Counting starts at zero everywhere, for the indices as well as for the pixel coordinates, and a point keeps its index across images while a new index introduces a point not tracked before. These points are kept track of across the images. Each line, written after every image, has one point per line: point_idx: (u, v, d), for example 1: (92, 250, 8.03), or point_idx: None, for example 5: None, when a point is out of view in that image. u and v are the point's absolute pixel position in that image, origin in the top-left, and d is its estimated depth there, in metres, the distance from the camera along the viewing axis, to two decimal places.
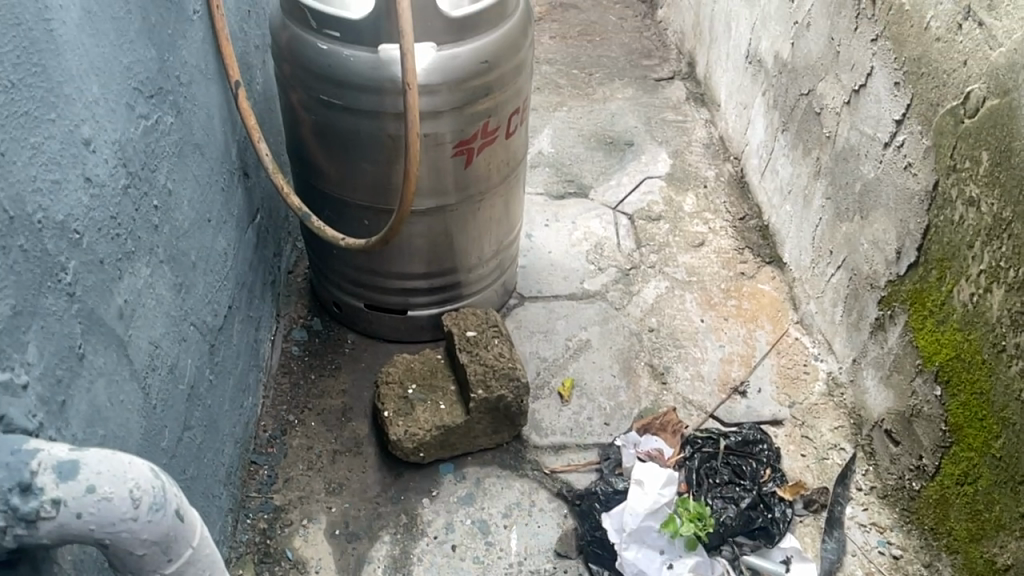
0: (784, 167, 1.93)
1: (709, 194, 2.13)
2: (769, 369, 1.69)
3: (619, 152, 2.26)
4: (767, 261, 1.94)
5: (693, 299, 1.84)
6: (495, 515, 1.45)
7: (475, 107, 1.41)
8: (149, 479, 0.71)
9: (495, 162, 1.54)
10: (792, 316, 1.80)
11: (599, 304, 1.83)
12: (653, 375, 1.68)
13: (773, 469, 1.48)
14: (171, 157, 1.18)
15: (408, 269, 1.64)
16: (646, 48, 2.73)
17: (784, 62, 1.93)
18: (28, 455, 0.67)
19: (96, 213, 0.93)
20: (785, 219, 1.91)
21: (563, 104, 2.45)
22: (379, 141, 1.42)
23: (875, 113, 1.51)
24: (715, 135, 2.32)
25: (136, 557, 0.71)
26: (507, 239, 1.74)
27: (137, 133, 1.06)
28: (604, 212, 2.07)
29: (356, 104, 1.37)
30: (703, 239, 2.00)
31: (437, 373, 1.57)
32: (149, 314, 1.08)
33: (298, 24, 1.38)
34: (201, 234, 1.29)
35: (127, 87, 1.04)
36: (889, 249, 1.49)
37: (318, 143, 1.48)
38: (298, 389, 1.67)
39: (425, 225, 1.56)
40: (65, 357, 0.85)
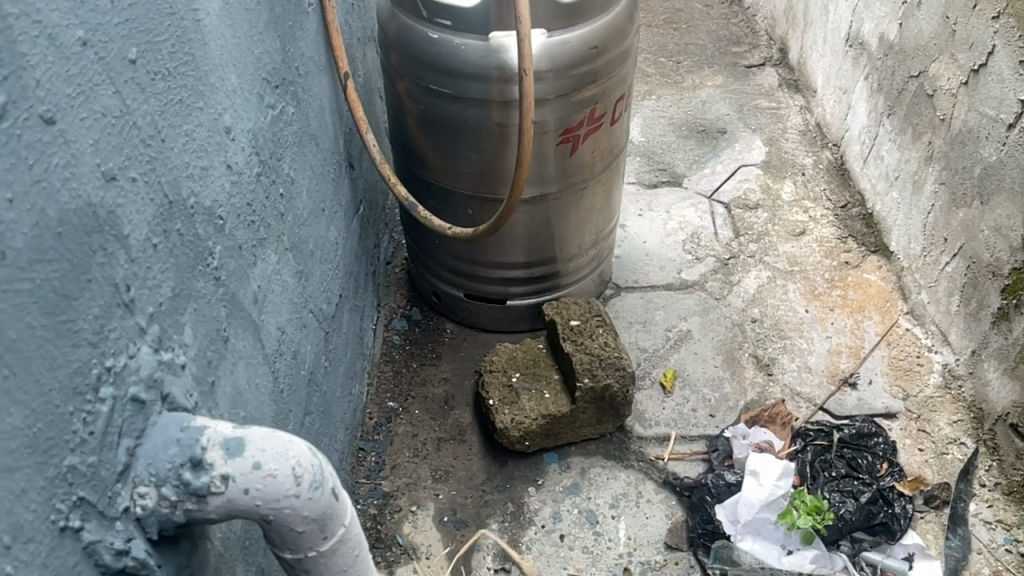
0: (889, 152, 1.87)
1: (808, 182, 2.08)
2: (880, 361, 1.64)
3: (712, 141, 2.22)
4: (872, 250, 1.88)
5: (797, 290, 1.80)
6: (602, 505, 1.44)
7: (582, 94, 1.40)
8: (309, 457, 0.72)
9: (599, 150, 1.53)
10: (901, 306, 1.74)
11: (698, 295, 1.80)
12: (758, 366, 1.65)
13: (891, 463, 1.43)
14: (293, 147, 1.20)
15: (510, 258, 1.64)
16: (735, 35, 2.67)
17: (890, 44, 1.87)
18: (197, 432, 0.70)
19: (235, 199, 0.95)
20: (891, 206, 1.85)
21: (652, 92, 2.42)
22: (486, 130, 1.42)
23: (997, 94, 1.45)
24: (811, 122, 2.26)
25: (296, 534, 0.73)
26: (606, 229, 1.72)
27: (266, 122, 1.08)
28: (699, 201, 2.04)
29: (464, 92, 1.38)
30: (803, 228, 1.95)
31: (540, 363, 1.57)
32: (277, 300, 1.10)
33: (408, 14, 1.39)
34: (317, 223, 1.32)
35: (257, 77, 1.06)
36: (1014, 235, 1.42)
37: (425, 133, 1.49)
38: (401, 377, 1.69)
39: (529, 214, 1.56)
40: (213, 339, 0.87)
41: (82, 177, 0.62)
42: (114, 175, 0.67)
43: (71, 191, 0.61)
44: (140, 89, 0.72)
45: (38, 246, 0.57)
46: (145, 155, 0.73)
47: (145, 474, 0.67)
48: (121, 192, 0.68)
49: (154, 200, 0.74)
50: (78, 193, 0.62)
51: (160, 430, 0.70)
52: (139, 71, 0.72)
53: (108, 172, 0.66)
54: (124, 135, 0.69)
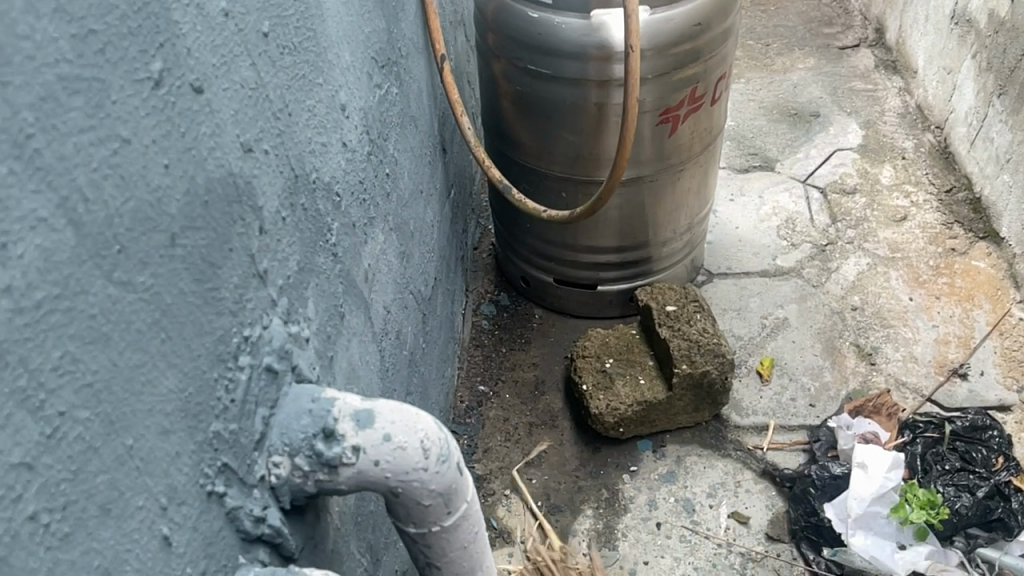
0: (1000, 133, 1.78)
1: (909, 165, 1.99)
2: (992, 351, 1.57)
3: (805, 124, 2.15)
4: (980, 236, 1.79)
5: (899, 277, 1.73)
6: (700, 494, 1.41)
7: (683, 72, 1.37)
8: (436, 431, 0.72)
9: (698, 131, 1.49)
10: (1014, 295, 1.66)
11: (795, 282, 1.75)
12: (860, 355, 1.59)
13: (1006, 457, 1.35)
14: (397, 128, 1.20)
15: (603, 242, 1.61)
16: (826, 15, 2.59)
17: (1002, 20, 1.78)
18: (328, 403, 0.70)
19: (350, 177, 0.96)
20: (1001, 189, 1.76)
21: (742, 76, 2.36)
22: (584, 111, 1.40)
23: None
24: (911, 104, 2.17)
25: (422, 507, 0.72)
26: (701, 213, 1.68)
27: (374, 101, 1.08)
28: (794, 186, 1.98)
29: (563, 72, 1.36)
30: (905, 213, 1.88)
31: (634, 349, 1.55)
32: (383, 280, 1.11)
33: None
34: (416, 205, 1.32)
35: (367, 56, 1.06)
36: None
37: (520, 114, 1.48)
38: (491, 362, 1.69)
39: (624, 197, 1.53)
40: (331, 315, 0.88)
41: (225, 147, 0.63)
42: (251, 147, 0.68)
43: (217, 160, 0.61)
44: (271, 63, 0.73)
45: (189, 213, 0.57)
46: (275, 129, 0.74)
47: (279, 444, 0.68)
48: (257, 163, 0.69)
49: (283, 173, 0.75)
50: (222, 162, 0.62)
51: (292, 401, 0.70)
52: (270, 44, 0.73)
53: (246, 143, 0.67)
54: (259, 108, 0.70)
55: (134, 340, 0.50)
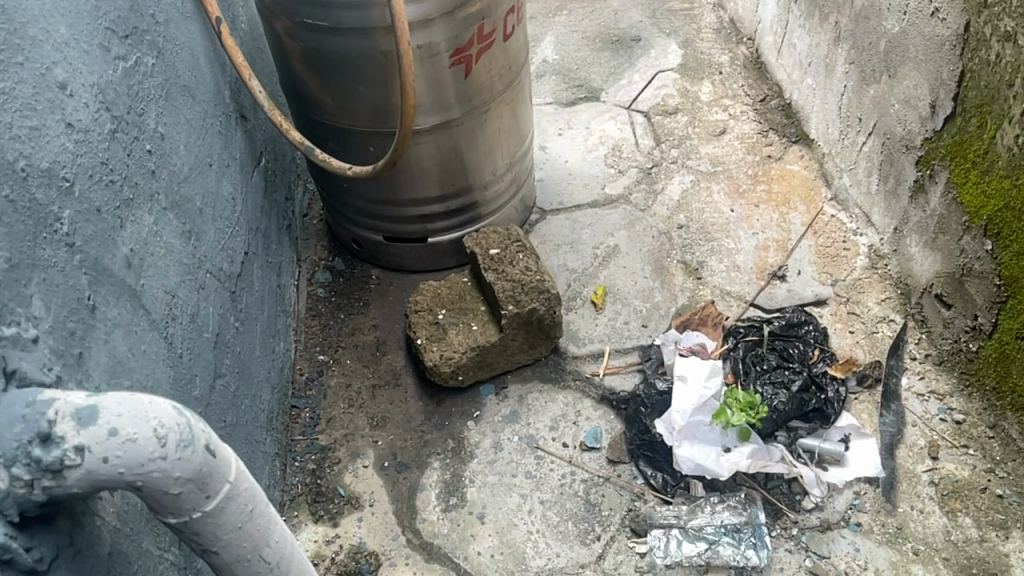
0: (800, 39, 1.84)
1: (726, 80, 2.03)
2: (807, 250, 1.63)
3: (627, 50, 2.17)
4: (793, 140, 1.86)
5: (721, 190, 1.78)
6: (542, 429, 1.42)
7: (466, 11, 1.33)
8: (173, 417, 0.69)
9: (496, 68, 1.47)
10: (826, 194, 1.73)
11: (623, 209, 1.78)
12: (687, 272, 1.63)
13: (822, 349, 1.44)
14: (159, 101, 1.13)
15: (422, 193, 1.58)
16: None
17: None
18: (45, 405, 0.65)
19: (84, 159, 0.89)
20: (807, 93, 1.82)
21: (563, 8, 2.34)
22: (372, 61, 1.35)
23: None
24: (725, 18, 2.21)
25: (173, 497, 0.69)
26: (519, 151, 1.67)
27: (117, 75, 1.01)
28: (618, 113, 2.00)
29: (342, 22, 1.30)
30: (724, 127, 1.92)
31: (465, 297, 1.54)
32: (160, 264, 1.05)
33: None
34: (204, 179, 1.25)
35: (98, 27, 0.99)
36: (922, 105, 1.43)
37: (311, 72, 1.41)
38: (330, 329, 1.64)
39: (433, 145, 1.49)
40: (75, 309, 0.82)
41: None
42: None
43: None
44: None
45: None
46: None
47: None
48: None
49: None
50: None
51: (4, 409, 0.65)
52: None
53: None
54: None
55: None
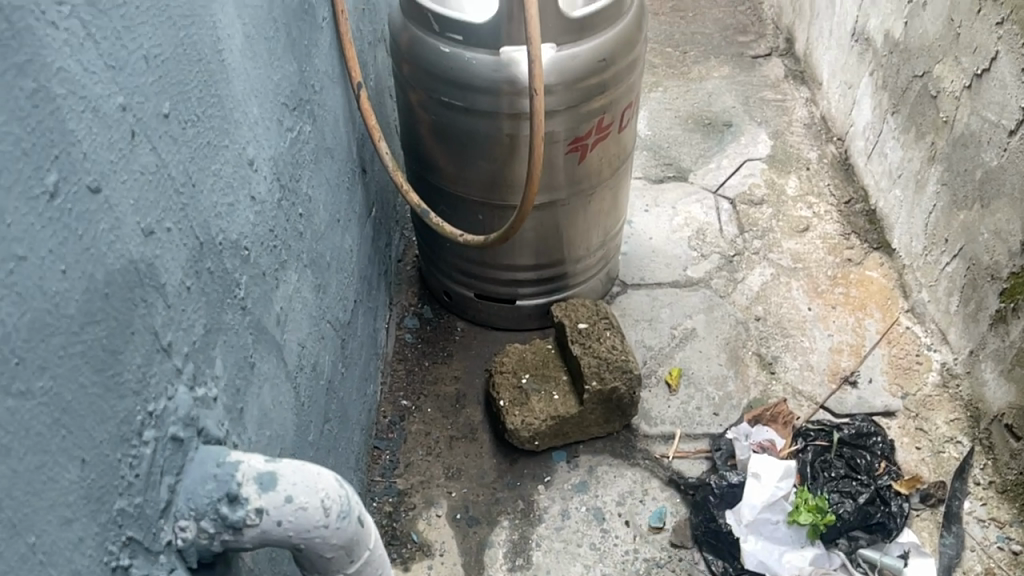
0: (892, 150, 1.90)
1: (813, 176, 2.10)
2: (880, 359, 1.69)
3: (717, 134, 2.25)
4: (874, 247, 1.91)
5: (800, 288, 1.84)
6: (609, 503, 1.49)
7: (590, 105, 1.44)
8: (337, 489, 0.77)
9: (606, 157, 1.56)
10: (902, 304, 1.79)
11: (703, 292, 1.86)
12: (761, 364, 1.70)
13: (889, 462, 1.49)
14: (310, 166, 1.23)
15: (519, 261, 1.66)
16: (741, 22, 2.64)
17: (895, 41, 1.89)
18: (233, 468, 0.74)
19: (259, 228, 0.99)
20: (894, 202, 1.88)
21: (659, 84, 2.43)
22: (497, 141, 1.45)
23: (1000, 99, 1.52)
24: (817, 114, 2.27)
25: (326, 560, 0.78)
26: (613, 229, 1.76)
27: (285, 146, 1.12)
28: (705, 197, 2.09)
29: (476, 104, 1.40)
30: (808, 224, 1.98)
31: (548, 364, 1.60)
32: (297, 317, 1.15)
33: (418, 26, 1.40)
34: (333, 235, 1.35)
35: (277, 104, 1.10)
36: (1013, 240, 1.49)
37: (436, 142, 1.51)
38: (413, 375, 1.72)
39: (538, 219, 1.58)
40: (241, 367, 0.91)
41: (126, 237, 0.67)
42: (152, 229, 0.72)
43: (116, 253, 0.65)
44: (173, 141, 0.76)
45: (88, 310, 0.61)
46: (177, 204, 0.77)
47: (185, 509, 0.72)
48: (158, 244, 0.73)
49: (186, 245, 0.78)
50: (122, 253, 0.66)
51: (198, 466, 0.74)
52: (171, 123, 0.76)
53: (147, 227, 0.71)
54: (160, 189, 0.73)
55: (35, 443, 0.55)
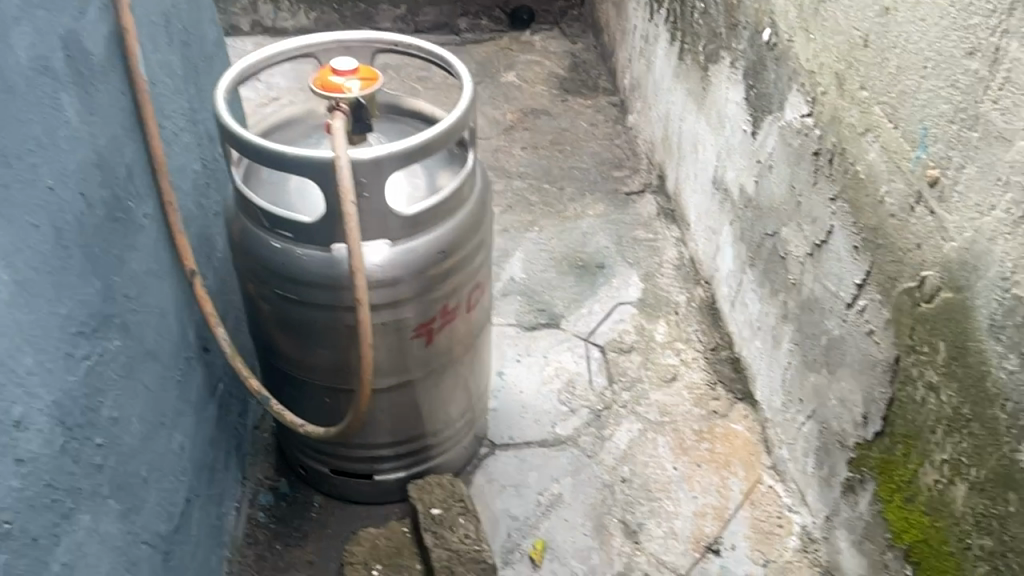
0: (751, 301, 1.94)
1: (681, 321, 2.13)
2: (743, 523, 1.68)
3: (590, 276, 2.27)
4: (740, 397, 1.93)
5: (667, 444, 1.83)
6: None
7: (433, 293, 1.44)
8: None
9: (456, 336, 1.56)
10: (766, 460, 1.80)
11: (570, 452, 1.82)
12: (626, 533, 1.66)
13: None
14: (116, 386, 1.18)
15: (374, 439, 1.60)
16: (617, 157, 2.72)
17: (748, 197, 1.94)
18: None
19: (28, 490, 0.92)
20: (755, 354, 1.91)
21: (534, 223, 2.46)
22: (337, 331, 1.42)
23: (837, 272, 1.56)
24: (686, 256, 2.32)
25: None
26: (475, 397, 1.74)
27: (76, 379, 1.07)
28: (575, 343, 2.09)
29: (311, 298, 1.38)
30: (675, 373, 2.00)
31: (403, 551, 1.53)
32: (94, 558, 1.06)
33: (252, 221, 1.39)
34: (153, 443, 1.29)
35: (66, 338, 1.05)
36: (856, 410, 1.51)
37: (277, 330, 1.48)
38: (264, 562, 1.63)
39: (390, 400, 1.55)
40: None
41: None
42: None
43: None
44: None
45: None
46: None
47: None
48: None
49: None
50: None
51: None
52: None
53: None
54: None
55: None
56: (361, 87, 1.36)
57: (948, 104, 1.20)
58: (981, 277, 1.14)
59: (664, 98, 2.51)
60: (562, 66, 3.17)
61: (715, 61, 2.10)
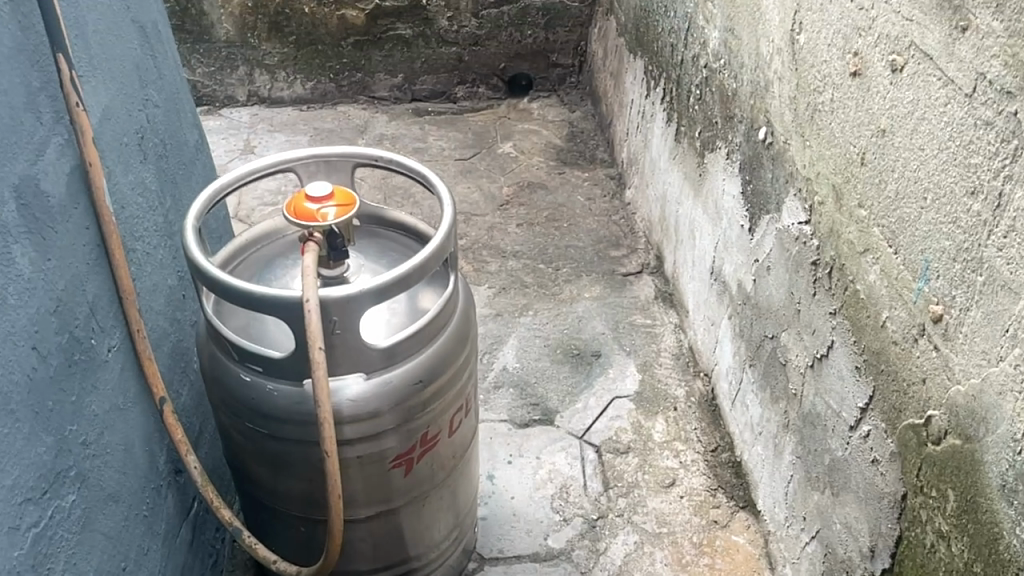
0: (751, 403, 1.86)
1: (680, 418, 2.06)
2: None
3: (586, 366, 2.20)
4: (741, 505, 1.86)
5: (664, 559, 1.75)
6: None
7: (412, 423, 1.34)
8: None
9: (439, 460, 1.46)
10: None
11: (563, 568, 1.74)
12: None
13: None
14: (72, 541, 1.10)
15: (354, 566, 1.52)
16: (614, 234, 2.66)
17: (747, 294, 1.87)
18: None
19: None
20: (756, 460, 1.83)
21: (529, 307, 2.39)
22: (310, 464, 1.33)
23: (839, 390, 1.48)
24: (685, 344, 2.25)
25: None
26: (463, 513, 1.64)
27: (23, 550, 0.99)
28: (570, 443, 2.00)
29: (281, 432, 1.29)
30: (673, 477, 1.92)
31: None
32: None
33: (222, 350, 1.31)
34: None
35: (11, 508, 0.97)
36: (863, 540, 1.42)
37: (250, 459, 1.39)
38: None
39: (368, 528, 1.46)
40: None
41: None
42: None
43: None
44: None
45: None
46: None
47: None
48: None
49: None
50: None
51: None
52: None
53: None
54: None
55: None
56: (337, 214, 1.28)
57: (950, 241, 1.13)
58: (990, 432, 1.06)
59: (661, 178, 2.45)
60: (559, 136, 3.13)
61: (712, 150, 2.05)
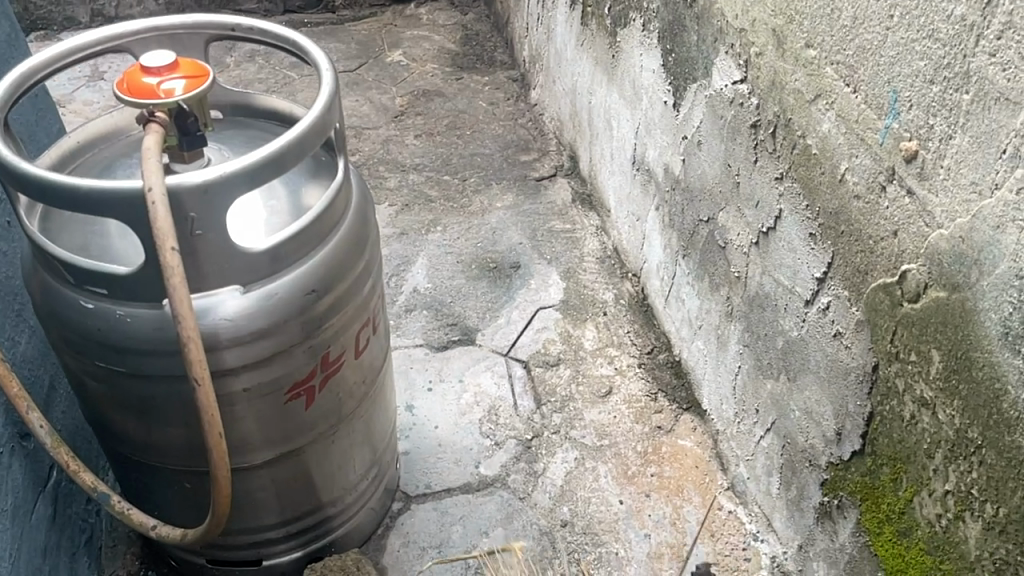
0: (688, 296, 1.71)
1: (611, 323, 1.89)
2: (704, 560, 1.46)
3: (505, 280, 2.00)
4: (685, 407, 1.72)
5: (608, 474, 1.59)
6: None
7: (308, 343, 1.11)
8: None
9: (346, 387, 1.24)
10: (722, 481, 1.59)
11: (499, 496, 1.56)
12: None
13: None
14: None
15: (256, 522, 1.29)
16: (523, 139, 2.44)
17: (675, 177, 1.70)
18: None
19: None
20: (698, 356, 1.69)
21: (437, 222, 2.16)
22: (185, 405, 1.09)
23: (791, 264, 1.33)
24: (608, 245, 2.08)
25: None
26: (380, 447, 1.43)
27: None
28: (495, 362, 1.81)
29: (141, 368, 1.04)
30: (609, 386, 1.75)
31: None
32: None
33: (53, 274, 1.03)
34: None
35: None
36: (826, 425, 1.29)
37: (108, 408, 1.13)
38: None
39: (269, 475, 1.23)
40: None
41: None
42: None
43: None
44: None
45: None
46: None
47: None
48: None
49: None
50: None
51: None
52: None
53: None
54: None
55: None
56: (185, 88, 1.02)
57: (925, 61, 0.96)
58: (986, 275, 0.92)
59: (569, 69, 2.24)
60: (453, 41, 2.87)
61: (625, 24, 1.84)
